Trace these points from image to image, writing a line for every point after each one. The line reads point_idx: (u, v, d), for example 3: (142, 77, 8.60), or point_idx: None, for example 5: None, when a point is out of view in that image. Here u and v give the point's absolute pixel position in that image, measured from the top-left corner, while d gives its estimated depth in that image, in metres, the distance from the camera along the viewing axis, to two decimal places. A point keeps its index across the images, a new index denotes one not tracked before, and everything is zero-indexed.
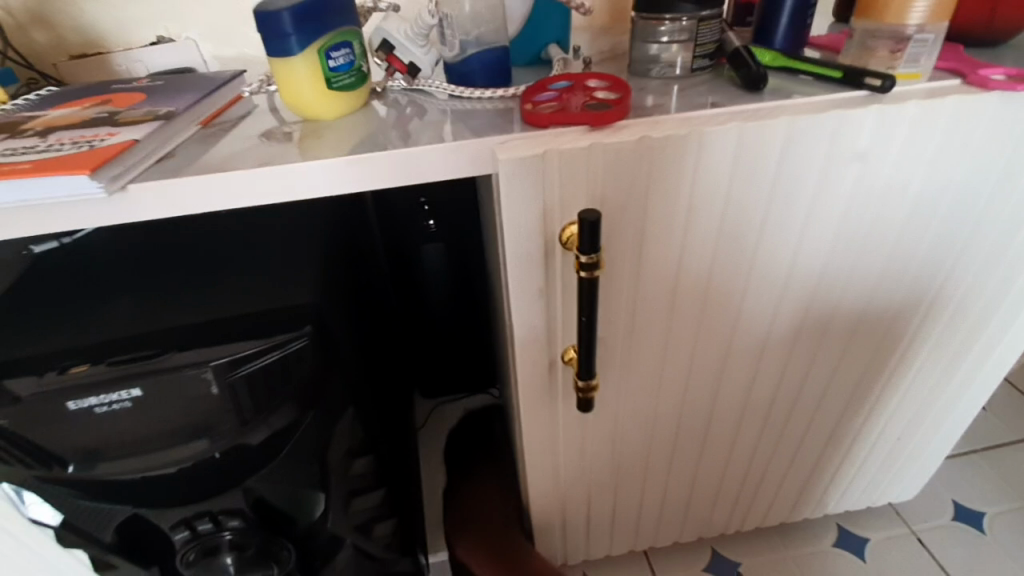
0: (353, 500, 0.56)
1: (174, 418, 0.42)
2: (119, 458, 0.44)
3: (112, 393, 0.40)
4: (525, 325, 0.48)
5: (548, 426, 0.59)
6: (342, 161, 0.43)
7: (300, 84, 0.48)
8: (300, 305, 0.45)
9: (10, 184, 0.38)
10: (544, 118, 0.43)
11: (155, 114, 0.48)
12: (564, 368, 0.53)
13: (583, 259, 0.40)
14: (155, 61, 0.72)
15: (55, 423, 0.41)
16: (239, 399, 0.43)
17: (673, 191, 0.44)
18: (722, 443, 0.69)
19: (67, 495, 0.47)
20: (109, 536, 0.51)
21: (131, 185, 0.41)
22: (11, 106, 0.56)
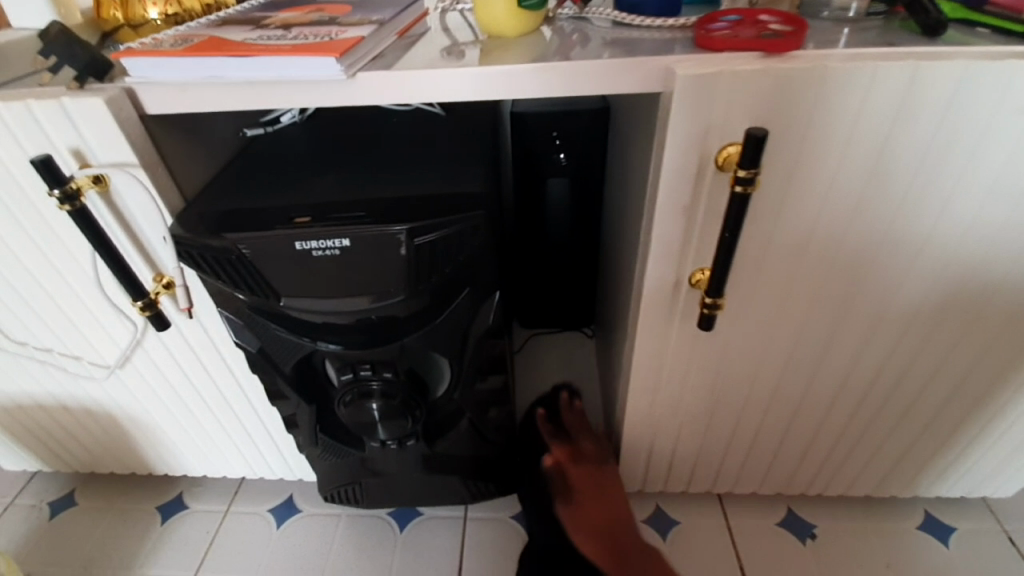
0: (479, 378, 0.65)
1: (368, 272, 0.52)
2: (319, 298, 0.54)
3: (328, 239, 0.50)
4: (664, 240, 0.53)
5: (660, 346, 0.64)
6: (532, 67, 0.48)
7: (493, 5, 0.54)
8: (475, 192, 0.52)
9: (276, 61, 0.47)
10: (720, 43, 0.47)
11: (368, 20, 0.56)
12: (688, 290, 0.57)
13: (741, 173, 0.43)
14: None
15: (282, 259, 0.51)
16: (420, 264, 0.51)
17: (834, 124, 0.47)
18: (821, 400, 0.70)
19: (269, 324, 0.58)
20: (288, 368, 0.63)
21: (359, 74, 0.49)
22: (241, 9, 0.67)
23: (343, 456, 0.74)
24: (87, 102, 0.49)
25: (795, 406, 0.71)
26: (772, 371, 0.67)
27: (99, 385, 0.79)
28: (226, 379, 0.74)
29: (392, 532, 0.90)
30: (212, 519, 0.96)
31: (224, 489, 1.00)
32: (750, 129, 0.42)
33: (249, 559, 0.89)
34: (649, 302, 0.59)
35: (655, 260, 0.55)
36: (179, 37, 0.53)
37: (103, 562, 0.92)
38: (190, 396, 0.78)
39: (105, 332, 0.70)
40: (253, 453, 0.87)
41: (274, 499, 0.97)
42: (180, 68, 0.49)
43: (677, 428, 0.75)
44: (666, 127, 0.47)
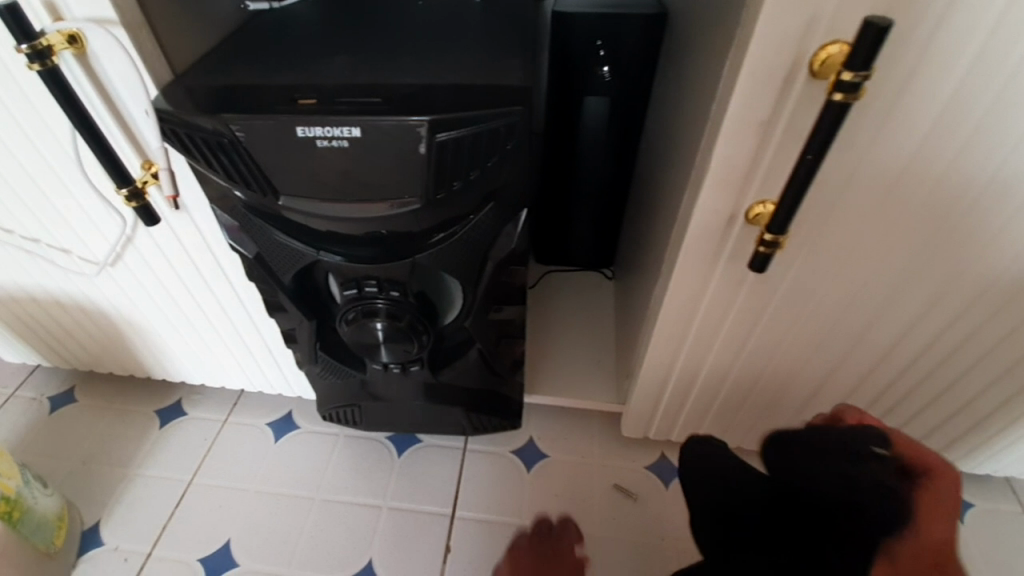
0: (494, 307, 0.60)
1: (380, 172, 0.45)
2: (322, 200, 0.48)
3: (335, 127, 0.43)
4: (727, 163, 0.45)
5: (698, 288, 0.57)
6: None
7: None
8: (512, 88, 0.44)
9: None
10: None
11: None
12: (741, 225, 0.50)
13: (846, 77, 0.35)
14: None
15: (281, 147, 0.44)
16: (441, 166, 0.44)
17: (966, 30, 0.38)
18: (863, 363, 0.65)
19: (267, 226, 0.52)
20: (287, 279, 0.57)
21: None
22: None
23: (343, 376, 0.70)
24: None
25: (834, 366, 0.66)
26: (817, 326, 0.61)
27: (90, 281, 0.74)
28: (224, 286, 0.69)
29: (390, 456, 0.89)
30: (209, 428, 0.94)
31: (222, 399, 0.98)
32: (870, 17, 0.33)
33: (245, 469, 0.89)
34: (695, 236, 0.52)
35: (711, 187, 0.47)
36: None
37: (101, 458, 0.92)
38: (185, 301, 0.73)
39: (93, 223, 0.64)
40: (251, 366, 0.84)
41: (273, 414, 0.95)
42: None
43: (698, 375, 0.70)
44: (757, 16, 0.38)
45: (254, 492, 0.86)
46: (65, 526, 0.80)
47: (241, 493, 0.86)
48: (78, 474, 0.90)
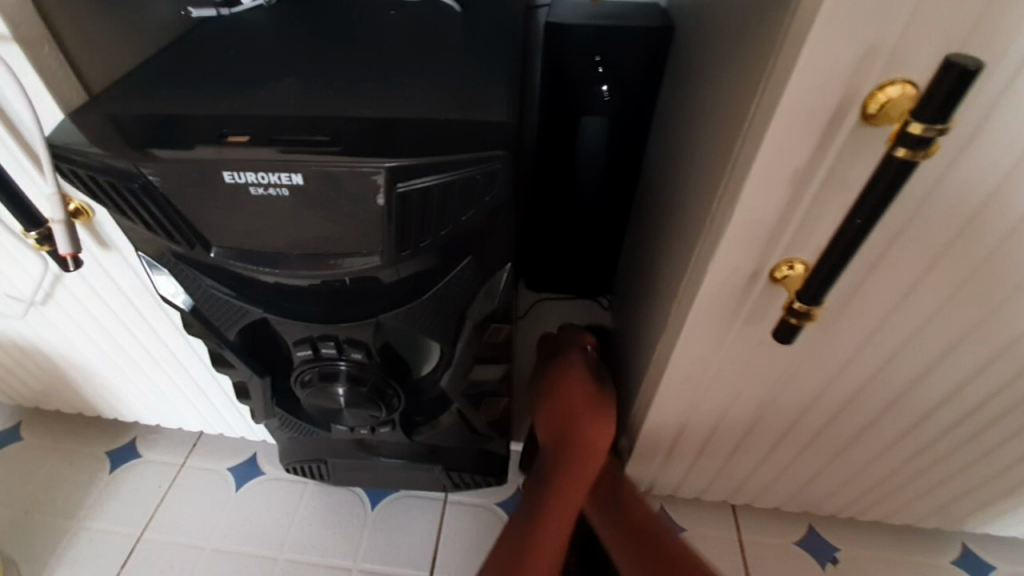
0: (475, 367, 0.52)
1: (329, 224, 0.37)
2: (265, 253, 0.40)
3: (272, 174, 0.34)
4: (751, 217, 0.38)
5: (711, 349, 0.49)
6: None
7: None
8: (491, 127, 0.37)
9: None
10: None
11: None
12: (765, 284, 0.42)
13: (913, 130, 0.28)
14: None
15: (209, 194, 0.36)
16: (405, 221, 0.36)
17: None
18: (892, 428, 0.57)
19: (202, 278, 0.44)
20: (232, 335, 0.49)
21: None
22: None
23: (305, 432, 0.62)
24: None
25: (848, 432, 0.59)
26: (842, 391, 0.53)
27: (21, 319, 0.65)
28: (172, 331, 0.61)
29: (363, 509, 0.80)
30: (165, 473, 0.85)
31: (181, 439, 0.89)
32: (951, 56, 0.26)
33: (202, 522, 0.80)
34: (710, 295, 0.44)
35: (731, 242, 0.40)
36: None
37: (44, 506, 0.83)
38: (128, 344, 0.65)
39: (12, 260, 0.56)
40: (208, 410, 0.76)
41: (237, 457, 0.87)
42: None
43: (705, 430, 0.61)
44: (799, 44, 0.30)
45: (211, 548, 0.77)
46: None
47: (196, 549, 0.77)
48: (18, 524, 0.81)
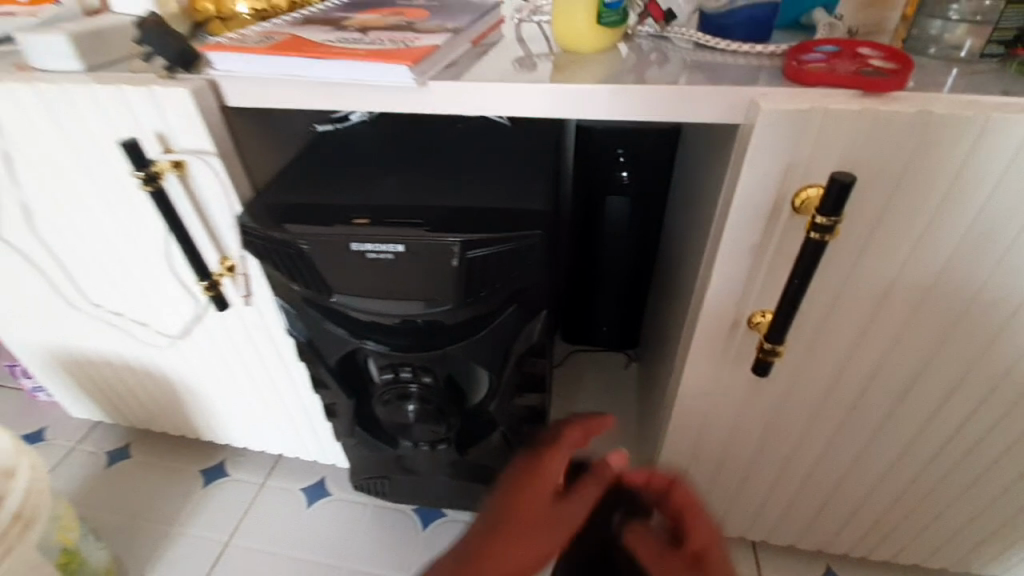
0: (517, 393, 0.65)
1: (418, 278, 0.52)
2: (369, 298, 0.55)
3: (384, 244, 0.51)
4: (725, 276, 0.51)
5: (710, 384, 0.61)
6: (607, 90, 0.47)
7: (574, 21, 0.53)
8: (533, 211, 0.52)
9: (349, 65, 0.48)
10: (810, 77, 0.44)
11: (444, 28, 0.56)
12: (745, 329, 0.54)
13: (818, 220, 0.41)
14: None
15: (338, 257, 0.53)
16: (471, 277, 0.51)
17: (931, 176, 0.42)
18: (879, 462, 0.65)
19: (318, 318, 0.60)
20: (332, 361, 0.64)
21: (430, 83, 0.49)
22: (323, 6, 0.67)
23: (377, 450, 0.75)
24: (177, 92, 0.51)
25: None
26: (825, 426, 0.63)
27: (163, 352, 0.83)
28: (279, 364, 0.77)
29: (414, 529, 0.91)
30: (247, 490, 1.00)
31: (262, 462, 1.04)
32: (834, 172, 0.41)
33: (277, 533, 0.93)
34: (702, 339, 0.56)
35: (713, 296, 0.52)
36: (264, 33, 0.54)
37: (148, 514, 0.98)
38: (241, 374, 0.82)
39: (170, 304, 0.74)
40: (292, 433, 0.91)
41: (307, 480, 1.00)
42: (262, 65, 0.50)
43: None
44: (743, 161, 0.44)
45: (284, 557, 0.90)
46: None
47: (273, 557, 0.90)
48: (127, 528, 0.96)
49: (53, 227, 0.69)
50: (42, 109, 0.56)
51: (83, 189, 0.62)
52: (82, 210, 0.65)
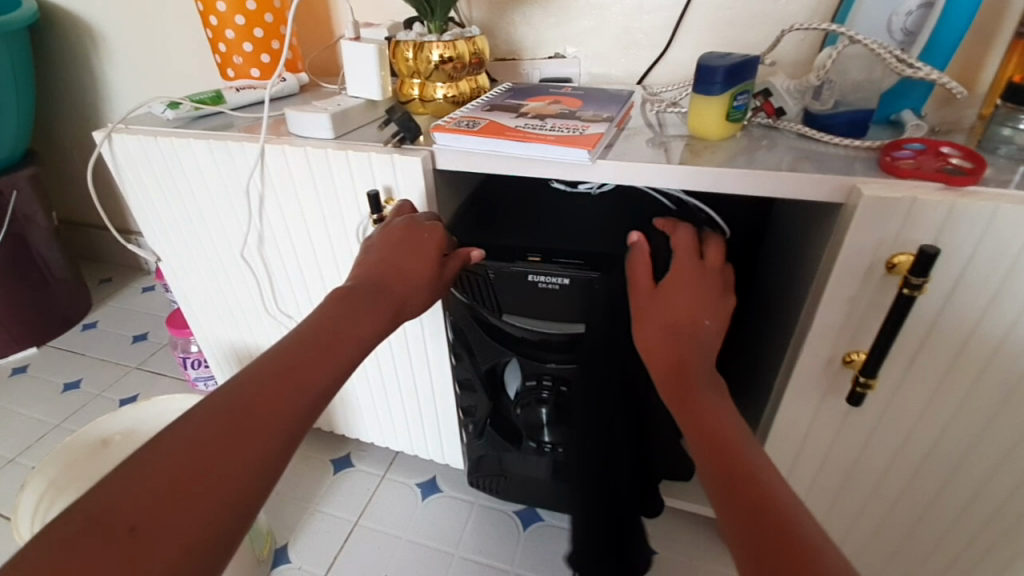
0: None
1: (574, 304, 0.71)
2: (533, 316, 0.74)
3: (554, 277, 0.70)
4: (825, 319, 0.63)
5: (805, 412, 0.72)
6: (736, 173, 0.63)
7: (707, 118, 0.68)
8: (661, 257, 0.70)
9: (542, 147, 0.66)
10: (903, 171, 0.58)
11: (600, 117, 0.74)
12: (840, 365, 0.66)
13: (910, 279, 0.54)
14: (547, 70, 1.06)
15: (516, 284, 0.72)
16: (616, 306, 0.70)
17: (1000, 252, 0.55)
18: (957, 500, 0.72)
19: (479, 331, 0.79)
20: (482, 366, 0.83)
21: (598, 160, 0.67)
22: (494, 93, 0.88)
23: (501, 449, 0.92)
24: (410, 160, 0.71)
25: (728, 430, 0.48)
26: (904, 462, 0.72)
27: None
28: (426, 372, 0.94)
29: (517, 529, 1.04)
30: (372, 480, 1.16)
31: (381, 458, 1.21)
32: (923, 245, 0.55)
33: (399, 519, 1.08)
34: (801, 373, 0.68)
35: (815, 335, 0.65)
36: (469, 118, 0.74)
37: (290, 491, 1.14)
38: (390, 378, 0.99)
39: None
40: (418, 434, 1.06)
41: (421, 476, 1.16)
42: (473, 142, 0.70)
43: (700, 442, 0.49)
44: (845, 231, 0.58)
45: (406, 539, 1.04)
46: (269, 541, 1.02)
47: (395, 538, 1.05)
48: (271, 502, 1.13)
49: (277, 251, 0.90)
50: (303, 165, 0.78)
51: (313, 225, 0.83)
52: (305, 241, 0.86)
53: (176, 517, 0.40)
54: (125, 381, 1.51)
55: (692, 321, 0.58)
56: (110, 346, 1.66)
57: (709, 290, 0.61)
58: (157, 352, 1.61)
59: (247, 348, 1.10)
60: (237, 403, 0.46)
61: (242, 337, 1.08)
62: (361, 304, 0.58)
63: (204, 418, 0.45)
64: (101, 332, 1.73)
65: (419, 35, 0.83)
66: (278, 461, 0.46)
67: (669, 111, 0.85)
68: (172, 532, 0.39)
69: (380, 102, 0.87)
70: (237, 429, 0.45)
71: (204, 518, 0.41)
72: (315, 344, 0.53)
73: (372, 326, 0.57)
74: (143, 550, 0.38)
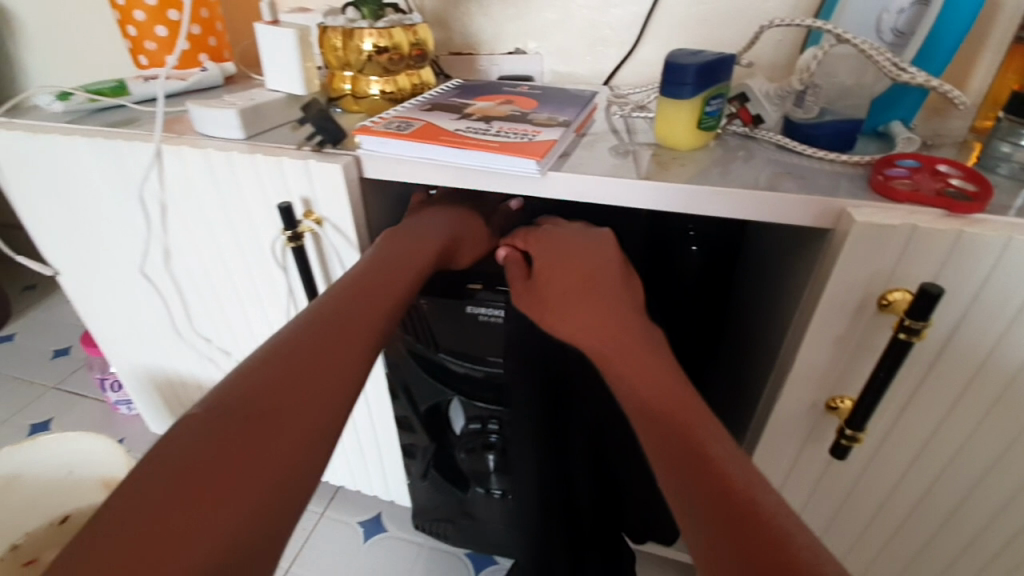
0: None
1: None
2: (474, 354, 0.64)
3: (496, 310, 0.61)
4: (808, 361, 0.55)
5: (784, 459, 0.63)
6: (707, 191, 0.53)
7: (676, 124, 0.59)
8: None
9: (483, 155, 0.56)
10: (899, 193, 0.49)
11: (555, 120, 0.65)
12: (825, 410, 0.57)
13: (908, 322, 0.46)
14: (506, 67, 0.97)
15: (454, 319, 0.63)
16: (571, 343, 0.61)
17: (1011, 290, 0.47)
18: (947, 554, 0.65)
19: (415, 369, 0.69)
20: (422, 406, 0.73)
21: (549, 171, 0.57)
22: (440, 90, 0.77)
23: (448, 493, 0.81)
24: (329, 168, 0.60)
25: (704, 446, 0.39)
26: (890, 513, 0.64)
27: None
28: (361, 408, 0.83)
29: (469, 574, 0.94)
30: (309, 519, 1.04)
31: (322, 492, 1.09)
32: (923, 282, 0.47)
33: (337, 566, 0.96)
34: (780, 418, 0.60)
35: (797, 378, 0.56)
36: (403, 118, 0.63)
37: None
38: None
39: None
40: (358, 472, 0.95)
41: (365, 513, 1.05)
42: (404, 149, 0.59)
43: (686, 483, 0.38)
44: (832, 263, 0.50)
45: None
46: None
47: None
48: None
49: (186, 269, 0.78)
50: (207, 171, 0.66)
51: (224, 240, 0.72)
52: (215, 259, 0.74)
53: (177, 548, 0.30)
54: (40, 403, 1.36)
55: (617, 335, 0.49)
56: (29, 362, 1.49)
57: (624, 294, 0.52)
58: (79, 370, 1.45)
59: (163, 375, 0.97)
60: (244, 410, 0.38)
61: (156, 363, 0.95)
62: (374, 296, 0.50)
63: (201, 435, 0.36)
64: (18, 346, 1.55)
65: (350, 21, 0.72)
66: (309, 458, 0.38)
67: (636, 116, 0.76)
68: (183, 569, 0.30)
69: (305, 98, 0.75)
70: (250, 426, 0.37)
71: (228, 531, 0.32)
72: (332, 341, 0.45)
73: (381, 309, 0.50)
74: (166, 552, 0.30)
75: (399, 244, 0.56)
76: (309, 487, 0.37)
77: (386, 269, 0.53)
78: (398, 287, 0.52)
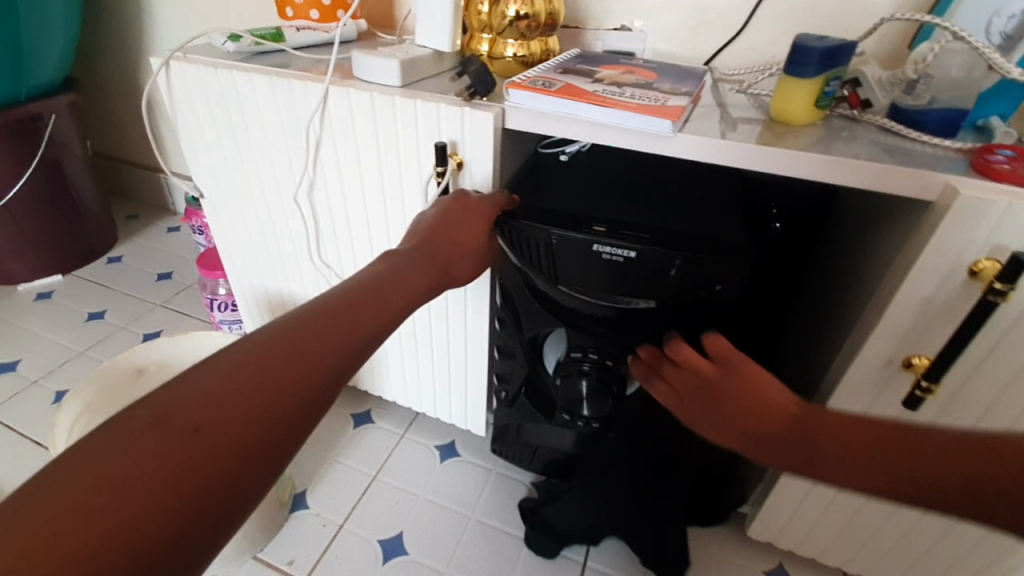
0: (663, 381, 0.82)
1: (637, 278, 0.69)
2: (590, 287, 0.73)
3: (620, 249, 0.68)
4: (894, 319, 0.62)
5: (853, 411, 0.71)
6: (822, 159, 0.61)
7: (794, 100, 0.66)
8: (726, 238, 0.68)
9: (623, 113, 0.65)
10: (998, 173, 0.55)
11: (678, 90, 0.72)
12: (900, 367, 0.65)
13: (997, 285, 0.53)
14: (612, 42, 1.04)
15: (578, 254, 0.70)
16: (680, 286, 0.69)
17: None
18: None
19: (529, 297, 0.79)
20: (529, 331, 0.83)
21: (679, 131, 0.65)
22: (565, 57, 0.85)
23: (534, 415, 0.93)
24: (482, 116, 0.69)
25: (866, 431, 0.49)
26: None
27: None
28: (461, 335, 0.93)
29: None
30: (391, 437, 1.17)
31: (401, 417, 1.21)
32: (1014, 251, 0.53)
33: (417, 478, 1.09)
34: (857, 371, 0.67)
35: (880, 334, 0.63)
36: (544, 78, 0.72)
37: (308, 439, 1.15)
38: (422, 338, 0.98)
39: None
40: (443, 398, 1.06)
41: (440, 439, 1.17)
42: (548, 103, 0.68)
43: (851, 452, 0.49)
44: (931, 232, 0.57)
45: (423, 498, 1.05)
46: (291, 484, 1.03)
47: (413, 496, 1.05)
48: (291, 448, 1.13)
49: (326, 199, 0.89)
50: (367, 111, 0.76)
51: (368, 173, 0.82)
52: (355, 191, 0.85)
53: (103, 502, 0.35)
54: (149, 317, 1.52)
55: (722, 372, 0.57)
56: (137, 281, 1.66)
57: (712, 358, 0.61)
58: (181, 292, 1.61)
59: (279, 295, 1.10)
60: (187, 409, 0.40)
61: (276, 283, 1.08)
62: (352, 316, 0.51)
63: (115, 437, 0.38)
64: (125, 266, 1.73)
65: None
66: (222, 473, 0.39)
67: (744, 93, 0.83)
68: (105, 516, 0.35)
69: (447, 55, 0.84)
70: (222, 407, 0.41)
71: (141, 510, 0.35)
72: (293, 346, 0.46)
73: (376, 320, 0.53)
74: (111, 495, 0.35)
75: (401, 265, 0.59)
76: (246, 479, 0.41)
77: (384, 286, 0.56)
78: (394, 305, 0.55)
